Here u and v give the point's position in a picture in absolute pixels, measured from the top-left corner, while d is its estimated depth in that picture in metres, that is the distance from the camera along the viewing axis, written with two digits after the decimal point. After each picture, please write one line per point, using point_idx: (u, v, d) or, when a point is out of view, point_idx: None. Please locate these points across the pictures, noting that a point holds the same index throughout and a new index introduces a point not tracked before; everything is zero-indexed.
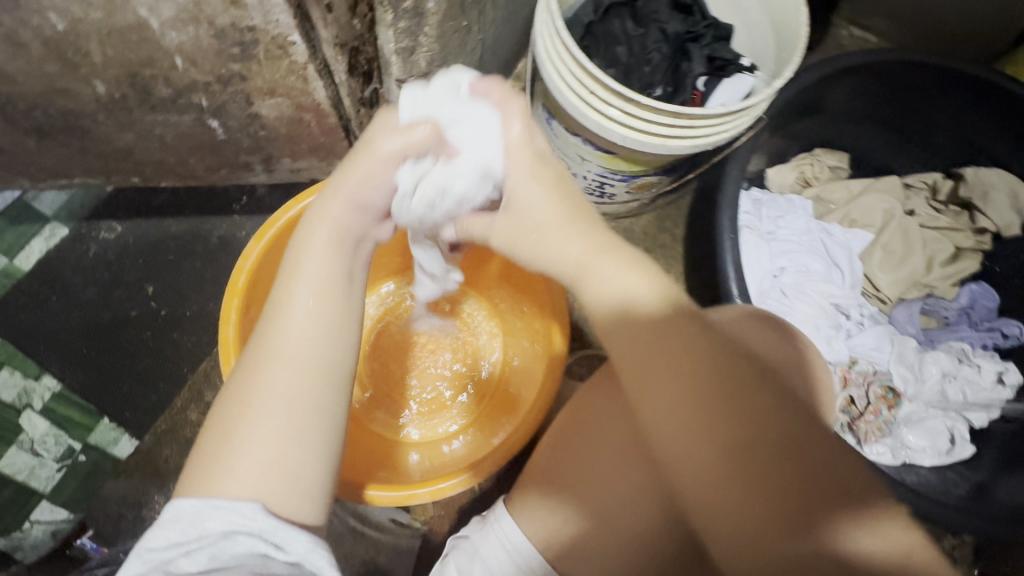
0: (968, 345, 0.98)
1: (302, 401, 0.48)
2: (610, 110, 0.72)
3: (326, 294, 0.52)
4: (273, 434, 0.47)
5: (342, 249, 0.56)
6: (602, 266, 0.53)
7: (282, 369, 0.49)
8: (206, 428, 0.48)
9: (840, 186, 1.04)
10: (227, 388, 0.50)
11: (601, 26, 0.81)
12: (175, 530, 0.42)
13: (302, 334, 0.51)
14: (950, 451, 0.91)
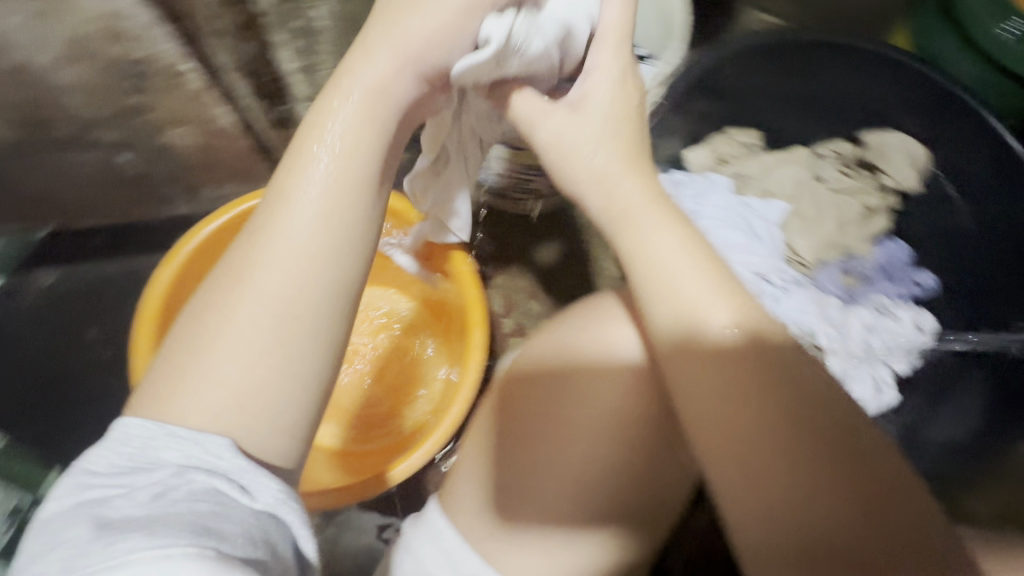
0: (887, 297, 1.03)
1: (290, 335, 0.56)
2: None
3: (335, 200, 0.60)
4: (255, 350, 0.55)
5: (370, 141, 0.63)
6: (662, 255, 0.62)
7: (271, 282, 0.57)
8: (183, 341, 0.56)
9: (754, 161, 1.09)
10: (223, 296, 0.57)
11: None
12: (118, 457, 0.51)
13: (295, 260, 0.58)
14: (876, 398, 0.95)
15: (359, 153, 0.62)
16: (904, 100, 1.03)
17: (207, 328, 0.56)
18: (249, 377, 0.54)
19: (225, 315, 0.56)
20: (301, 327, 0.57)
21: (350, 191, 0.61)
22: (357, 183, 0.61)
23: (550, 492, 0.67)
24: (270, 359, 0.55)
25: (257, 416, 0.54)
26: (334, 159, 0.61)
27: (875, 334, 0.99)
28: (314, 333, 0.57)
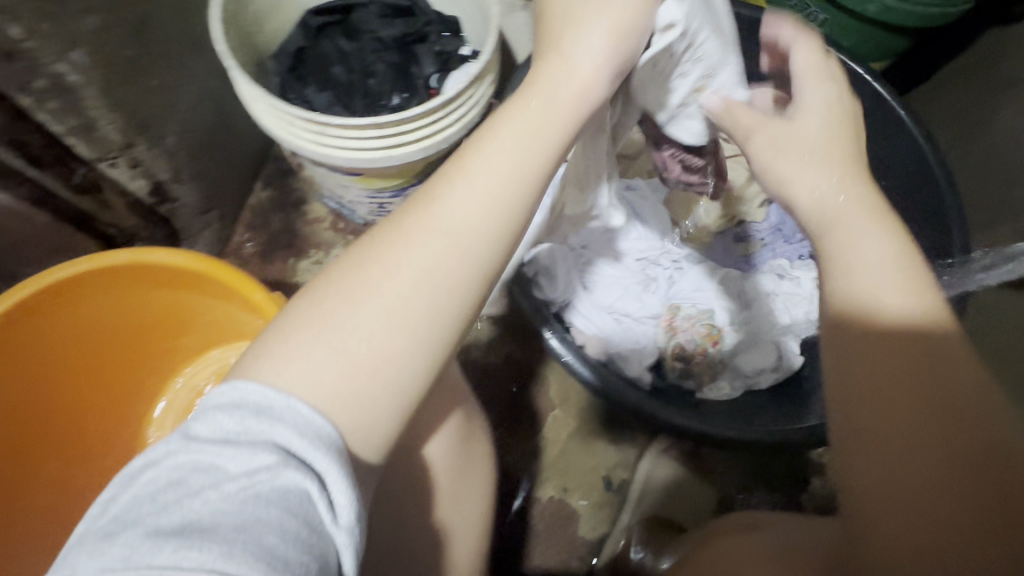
0: (784, 260, 1.00)
1: (403, 329, 0.44)
2: (317, 136, 0.66)
3: (484, 189, 0.46)
4: (386, 335, 0.43)
5: (526, 130, 0.47)
6: (857, 242, 0.47)
7: (432, 251, 0.45)
8: (315, 292, 0.45)
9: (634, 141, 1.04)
10: (365, 259, 0.45)
11: (314, 50, 0.76)
12: (228, 419, 0.38)
13: (458, 233, 0.45)
14: (781, 366, 0.91)
15: (540, 137, 0.47)
16: None
17: (329, 298, 0.44)
18: (343, 357, 0.42)
19: (374, 295, 0.44)
20: (405, 339, 0.43)
21: (501, 187, 0.46)
22: (545, 146, 0.48)
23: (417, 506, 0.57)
24: (384, 343, 0.43)
25: (354, 414, 0.42)
26: (511, 130, 0.47)
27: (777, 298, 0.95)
28: (411, 330, 0.44)
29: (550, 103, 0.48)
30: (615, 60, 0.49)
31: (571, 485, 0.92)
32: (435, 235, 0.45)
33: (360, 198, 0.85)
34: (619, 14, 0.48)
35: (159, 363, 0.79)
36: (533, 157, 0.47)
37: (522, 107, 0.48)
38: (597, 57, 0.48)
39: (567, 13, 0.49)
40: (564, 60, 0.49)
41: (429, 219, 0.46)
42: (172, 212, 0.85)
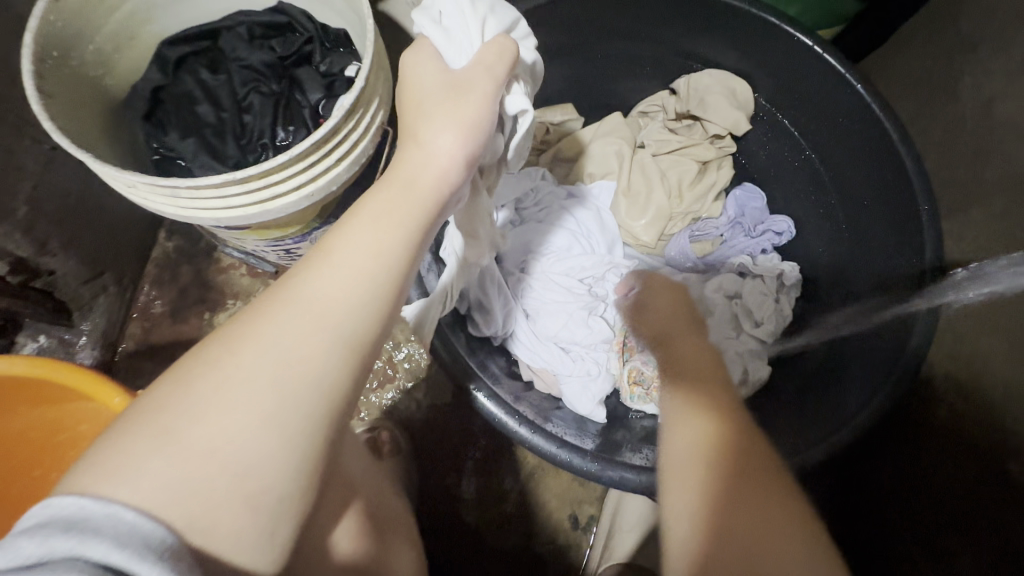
0: (746, 256, 0.91)
1: (260, 422, 0.36)
2: (174, 199, 0.55)
3: (373, 244, 0.40)
4: (235, 434, 0.36)
5: (413, 185, 0.43)
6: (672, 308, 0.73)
7: (292, 329, 0.38)
8: (172, 374, 0.37)
9: (572, 142, 0.94)
10: (234, 329, 0.38)
11: (176, 88, 0.66)
12: (29, 547, 0.29)
13: (326, 312, 0.38)
14: (748, 379, 0.83)
15: (431, 187, 0.43)
16: (708, 33, 0.88)
17: (169, 392, 0.36)
18: (201, 451, 0.35)
19: (219, 389, 0.36)
20: (259, 439, 0.36)
21: (368, 254, 0.40)
22: (431, 199, 0.43)
23: None
24: (251, 429, 0.36)
25: (197, 524, 0.34)
26: (385, 192, 0.42)
27: (741, 302, 0.87)
28: (285, 417, 0.37)
29: (420, 164, 0.44)
30: (472, 148, 0.45)
31: (536, 534, 0.84)
32: (292, 309, 0.38)
33: (261, 247, 0.76)
34: (466, 110, 0.45)
35: (47, 464, 0.68)
36: (405, 220, 0.42)
37: (396, 173, 0.43)
38: (450, 143, 0.44)
39: (419, 109, 0.45)
40: (422, 150, 0.44)
41: (288, 289, 0.39)
42: (51, 288, 0.74)
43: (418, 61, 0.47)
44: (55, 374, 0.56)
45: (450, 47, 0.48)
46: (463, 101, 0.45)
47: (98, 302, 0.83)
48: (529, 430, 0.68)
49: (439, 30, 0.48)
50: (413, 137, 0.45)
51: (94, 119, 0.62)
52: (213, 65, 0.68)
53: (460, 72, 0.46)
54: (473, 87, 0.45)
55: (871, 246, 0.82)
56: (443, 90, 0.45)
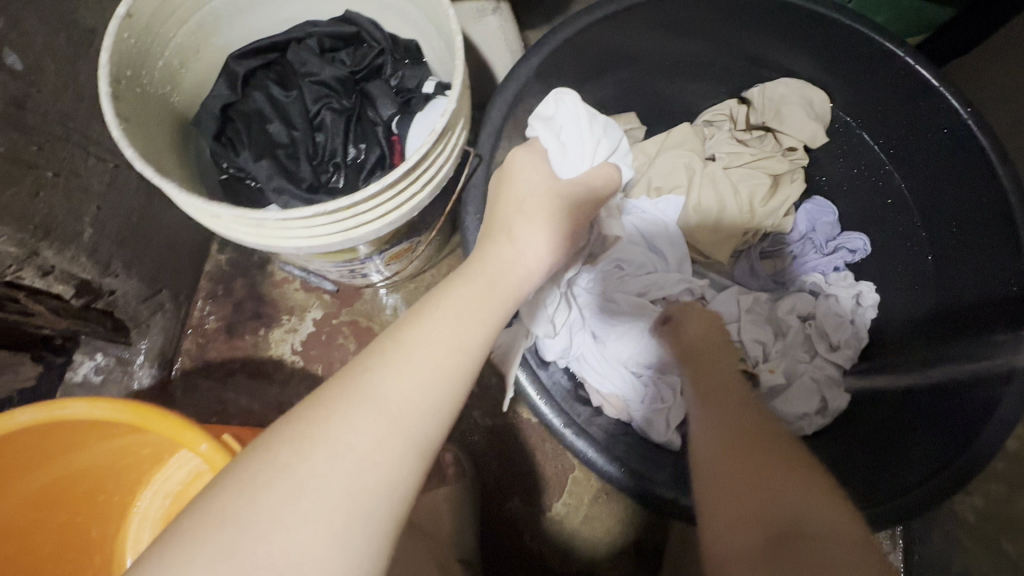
0: (818, 275, 0.87)
1: (329, 533, 0.35)
2: (256, 229, 0.53)
3: (448, 339, 0.42)
4: (301, 549, 0.34)
5: (480, 287, 0.47)
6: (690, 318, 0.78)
7: (365, 430, 0.37)
8: (233, 479, 0.35)
9: (636, 152, 0.91)
10: (298, 429, 0.37)
11: (245, 104, 0.63)
12: None
13: (397, 415, 0.38)
14: (826, 407, 0.80)
15: (501, 288, 0.48)
16: (786, 41, 0.83)
17: (228, 502, 0.35)
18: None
19: (288, 496, 0.35)
20: (329, 556, 0.34)
21: (444, 351, 0.42)
22: (499, 299, 0.47)
23: None
24: (310, 550, 0.34)
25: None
26: (468, 290, 0.46)
27: (814, 323, 0.84)
28: (348, 534, 0.35)
29: (504, 261, 0.49)
30: (555, 253, 0.53)
31: (600, 563, 0.82)
32: (364, 409, 0.38)
33: (327, 268, 0.73)
34: (558, 222, 0.54)
35: (111, 489, 0.67)
36: (482, 318, 0.45)
37: (484, 268, 0.48)
38: (535, 245, 0.51)
39: (518, 211, 0.53)
40: (513, 247, 0.51)
41: (360, 385, 0.39)
42: (111, 307, 0.73)
43: (526, 156, 0.59)
44: (135, 419, 0.52)
45: (566, 165, 0.60)
46: (556, 213, 0.54)
47: (156, 319, 0.81)
48: (619, 468, 0.65)
49: (557, 144, 0.60)
50: (485, 240, 0.52)
51: (165, 139, 0.60)
52: (284, 80, 0.65)
53: (561, 185, 0.58)
54: (570, 199, 0.57)
55: (958, 273, 0.78)
56: (543, 197, 0.55)
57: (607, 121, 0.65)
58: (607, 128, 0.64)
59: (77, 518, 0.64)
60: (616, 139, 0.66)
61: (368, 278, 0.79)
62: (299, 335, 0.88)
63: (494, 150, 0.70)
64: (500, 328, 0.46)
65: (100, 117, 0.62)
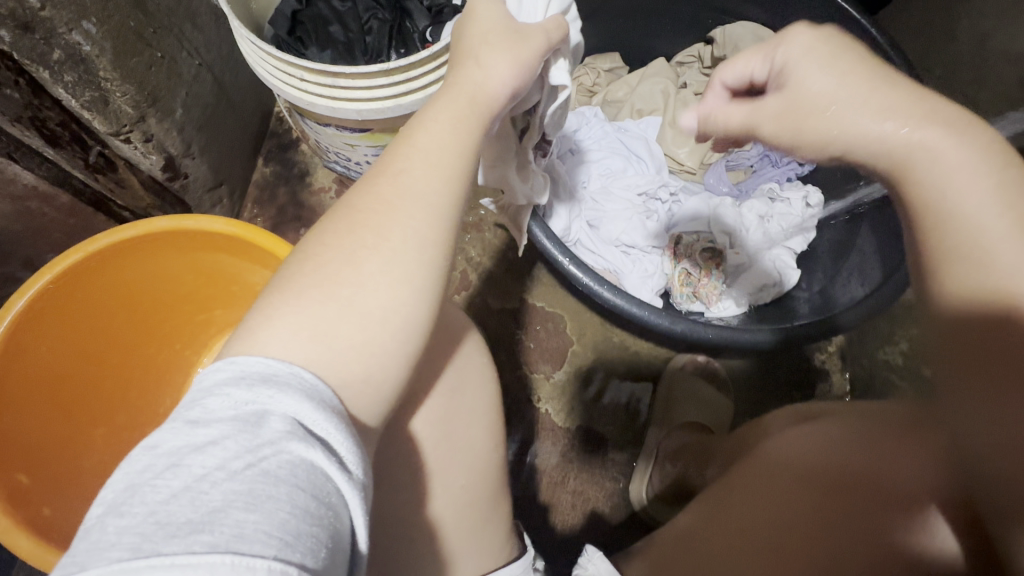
0: (775, 183, 1.03)
1: (403, 282, 0.46)
2: (329, 88, 0.69)
3: (453, 136, 0.51)
4: (383, 292, 0.45)
5: (469, 102, 0.53)
6: (934, 165, 0.42)
7: (407, 210, 0.47)
8: (318, 259, 0.45)
9: (620, 84, 1.08)
10: (352, 218, 0.47)
11: (309, 12, 0.78)
12: (239, 390, 0.36)
13: (428, 194, 0.48)
14: (781, 280, 0.97)
15: (482, 101, 0.53)
16: None
17: (328, 263, 0.45)
18: (357, 310, 0.44)
19: (364, 257, 0.45)
20: (403, 294, 0.46)
21: (452, 153, 0.50)
22: (485, 110, 0.54)
23: (446, 477, 0.56)
24: (388, 293, 0.45)
25: (372, 368, 0.44)
26: (450, 102, 0.52)
27: (768, 222, 0.99)
28: (412, 276, 0.46)
29: (477, 82, 0.54)
30: (520, 78, 0.56)
31: (597, 418, 0.98)
32: (407, 200, 0.48)
33: (367, 156, 0.87)
34: (524, 52, 0.56)
35: (187, 339, 0.79)
36: (470, 122, 0.52)
37: (460, 85, 0.53)
38: (503, 72, 0.55)
39: (483, 40, 0.55)
40: (483, 72, 0.54)
41: (398, 183, 0.48)
42: (184, 191, 0.87)
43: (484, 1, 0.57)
44: (241, 234, 0.66)
45: (522, 13, 0.60)
46: (520, 46, 0.56)
47: (214, 211, 0.95)
48: (611, 292, 0.82)
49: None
50: (454, 70, 0.55)
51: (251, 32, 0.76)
52: None
53: (518, 23, 0.57)
54: (531, 37, 0.57)
55: None
56: (504, 31, 0.56)
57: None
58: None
59: (158, 354, 0.77)
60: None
61: None
62: None
63: None
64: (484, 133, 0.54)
65: (190, 18, 0.77)
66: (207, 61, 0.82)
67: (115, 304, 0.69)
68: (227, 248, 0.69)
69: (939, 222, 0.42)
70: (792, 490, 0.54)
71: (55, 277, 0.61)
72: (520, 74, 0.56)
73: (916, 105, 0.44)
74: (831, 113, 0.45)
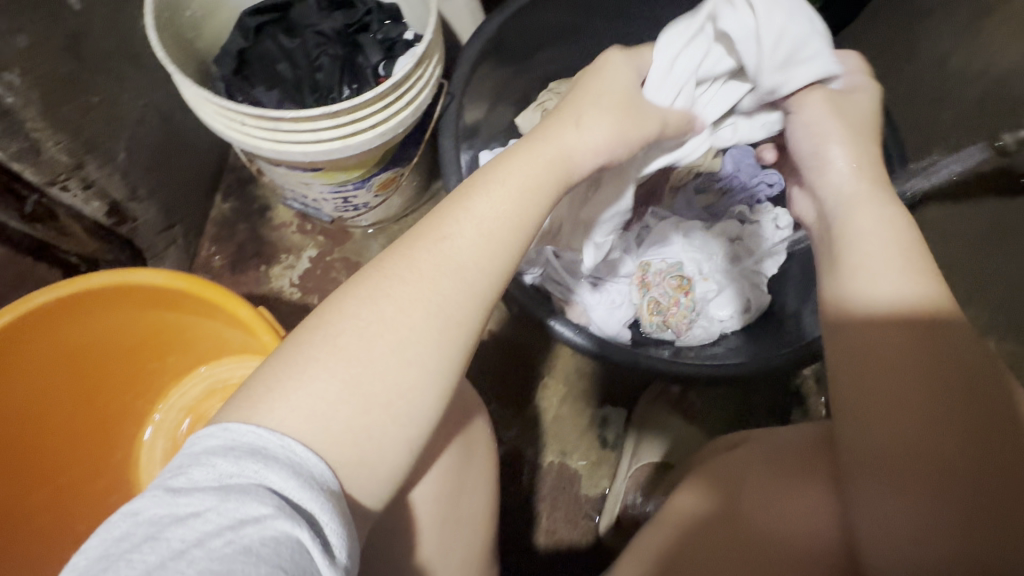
0: (745, 205, 1.00)
1: (419, 364, 0.43)
2: (272, 133, 0.67)
3: (521, 202, 0.49)
4: (395, 365, 0.42)
5: (552, 169, 0.51)
6: (861, 214, 0.52)
7: (444, 282, 0.45)
8: (340, 314, 0.43)
9: None
10: (382, 274, 0.45)
11: (256, 50, 0.76)
12: (227, 461, 0.36)
13: (467, 269, 0.46)
14: (751, 306, 0.95)
15: (563, 167, 0.52)
16: None
17: (341, 319, 0.43)
18: (365, 387, 0.41)
19: (382, 325, 0.43)
20: (412, 378, 0.43)
21: (506, 230, 0.48)
22: (557, 177, 0.51)
23: (412, 549, 0.53)
24: (399, 373, 0.42)
25: (364, 456, 0.40)
26: (535, 163, 0.50)
27: (740, 244, 0.97)
28: (427, 358, 0.43)
29: (568, 142, 0.52)
30: (610, 149, 0.55)
31: (569, 448, 0.96)
32: (446, 275, 0.45)
33: (323, 194, 0.85)
34: (628, 124, 0.55)
35: (140, 389, 0.76)
36: (541, 195, 0.50)
37: (549, 145, 0.52)
38: (597, 136, 0.53)
39: (594, 100, 0.55)
40: (577, 132, 0.53)
41: (443, 251, 0.46)
42: (133, 234, 0.84)
43: (613, 65, 0.59)
44: (189, 288, 0.61)
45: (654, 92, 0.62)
46: (626, 117, 0.55)
47: (169, 252, 0.92)
48: (576, 332, 0.80)
49: (664, 70, 0.62)
50: (546, 125, 0.55)
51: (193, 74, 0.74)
52: (290, 31, 0.78)
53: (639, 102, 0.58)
54: (640, 118, 0.57)
55: None
56: (620, 96, 0.56)
57: (789, 28, 0.56)
58: (783, 38, 0.56)
59: (108, 405, 0.73)
60: (788, 50, 0.56)
61: (357, 211, 0.91)
62: (296, 270, 0.99)
63: (465, 90, 0.83)
64: (553, 201, 0.51)
65: (133, 60, 0.74)
66: (154, 102, 0.79)
67: (58, 360, 0.65)
68: (181, 303, 0.66)
69: (852, 245, 0.51)
70: (746, 506, 0.53)
71: None
72: (615, 145, 0.55)
73: (867, 163, 0.56)
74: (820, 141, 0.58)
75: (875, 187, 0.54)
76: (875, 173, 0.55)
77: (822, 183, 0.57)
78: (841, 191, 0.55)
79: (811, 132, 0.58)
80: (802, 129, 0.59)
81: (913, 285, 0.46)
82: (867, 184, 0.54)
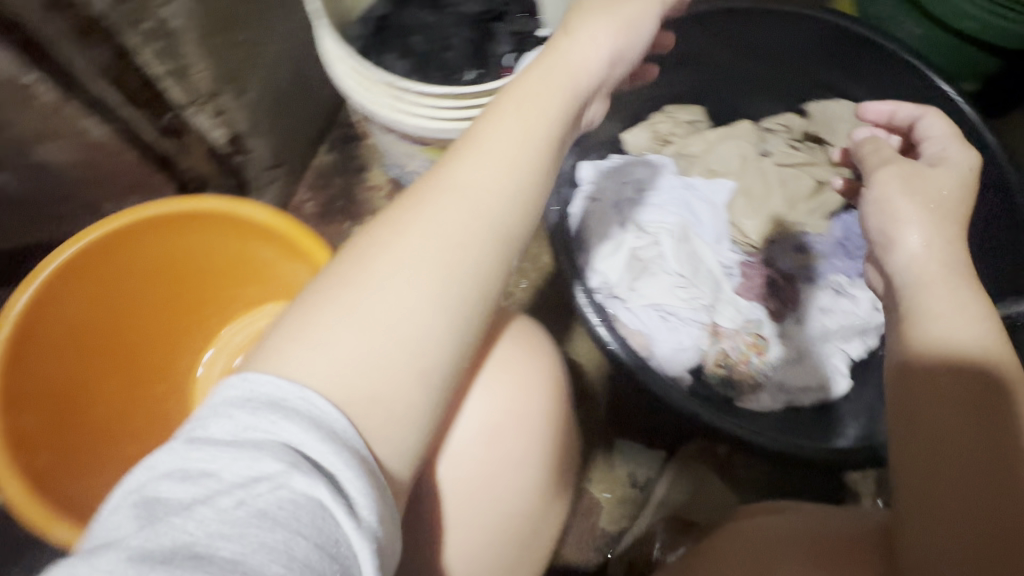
0: (842, 277, 0.94)
1: (429, 306, 0.42)
2: (395, 99, 0.68)
3: (523, 124, 0.48)
4: (399, 310, 0.42)
5: (554, 91, 0.50)
6: (932, 293, 0.51)
7: (445, 217, 0.44)
8: (343, 266, 0.44)
9: (696, 139, 1.00)
10: (379, 232, 0.45)
11: (395, 20, 0.79)
12: (249, 408, 0.37)
13: (474, 204, 0.45)
14: (827, 384, 0.88)
15: (568, 86, 0.50)
16: (849, 68, 0.94)
17: (346, 274, 0.43)
18: (371, 334, 0.41)
19: (381, 274, 0.42)
20: (427, 317, 0.42)
21: (515, 148, 0.47)
22: (563, 97, 0.50)
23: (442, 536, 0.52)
24: (406, 326, 0.42)
25: (383, 404, 0.40)
26: (534, 90, 0.49)
27: (831, 316, 0.92)
28: (435, 300, 0.42)
29: (568, 56, 0.51)
30: (619, 46, 0.53)
31: (602, 478, 0.93)
32: (451, 208, 0.44)
33: (423, 169, 0.86)
34: (625, 13, 0.53)
35: (208, 312, 0.81)
36: (544, 117, 0.48)
37: (546, 62, 0.51)
38: (600, 42, 0.52)
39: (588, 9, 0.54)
40: (580, 47, 0.52)
41: (444, 188, 0.45)
42: (245, 164, 0.88)
43: None
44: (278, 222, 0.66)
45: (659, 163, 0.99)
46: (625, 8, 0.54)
47: (270, 188, 0.97)
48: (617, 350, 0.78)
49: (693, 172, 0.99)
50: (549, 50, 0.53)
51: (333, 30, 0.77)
52: (430, 7, 0.80)
53: None
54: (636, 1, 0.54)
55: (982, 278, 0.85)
56: None
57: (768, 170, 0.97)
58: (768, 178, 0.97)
59: (177, 321, 0.78)
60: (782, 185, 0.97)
61: None
62: None
63: None
64: (563, 121, 0.50)
65: (283, 5, 0.78)
66: (292, 48, 0.84)
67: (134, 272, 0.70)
68: (265, 237, 0.70)
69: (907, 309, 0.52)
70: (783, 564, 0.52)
71: (99, 236, 0.64)
72: (619, 47, 0.53)
73: (937, 228, 0.55)
74: (905, 224, 0.56)
75: (947, 271, 0.52)
76: (949, 255, 0.53)
77: (888, 263, 0.56)
78: (908, 273, 0.54)
79: (882, 216, 0.58)
80: (882, 209, 0.58)
81: (978, 340, 0.48)
82: (939, 266, 0.52)
